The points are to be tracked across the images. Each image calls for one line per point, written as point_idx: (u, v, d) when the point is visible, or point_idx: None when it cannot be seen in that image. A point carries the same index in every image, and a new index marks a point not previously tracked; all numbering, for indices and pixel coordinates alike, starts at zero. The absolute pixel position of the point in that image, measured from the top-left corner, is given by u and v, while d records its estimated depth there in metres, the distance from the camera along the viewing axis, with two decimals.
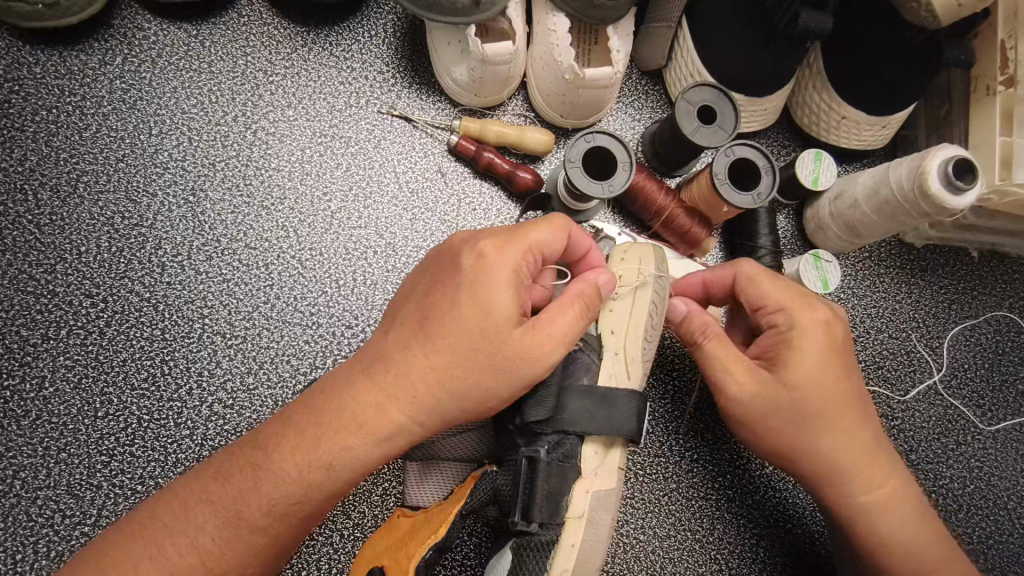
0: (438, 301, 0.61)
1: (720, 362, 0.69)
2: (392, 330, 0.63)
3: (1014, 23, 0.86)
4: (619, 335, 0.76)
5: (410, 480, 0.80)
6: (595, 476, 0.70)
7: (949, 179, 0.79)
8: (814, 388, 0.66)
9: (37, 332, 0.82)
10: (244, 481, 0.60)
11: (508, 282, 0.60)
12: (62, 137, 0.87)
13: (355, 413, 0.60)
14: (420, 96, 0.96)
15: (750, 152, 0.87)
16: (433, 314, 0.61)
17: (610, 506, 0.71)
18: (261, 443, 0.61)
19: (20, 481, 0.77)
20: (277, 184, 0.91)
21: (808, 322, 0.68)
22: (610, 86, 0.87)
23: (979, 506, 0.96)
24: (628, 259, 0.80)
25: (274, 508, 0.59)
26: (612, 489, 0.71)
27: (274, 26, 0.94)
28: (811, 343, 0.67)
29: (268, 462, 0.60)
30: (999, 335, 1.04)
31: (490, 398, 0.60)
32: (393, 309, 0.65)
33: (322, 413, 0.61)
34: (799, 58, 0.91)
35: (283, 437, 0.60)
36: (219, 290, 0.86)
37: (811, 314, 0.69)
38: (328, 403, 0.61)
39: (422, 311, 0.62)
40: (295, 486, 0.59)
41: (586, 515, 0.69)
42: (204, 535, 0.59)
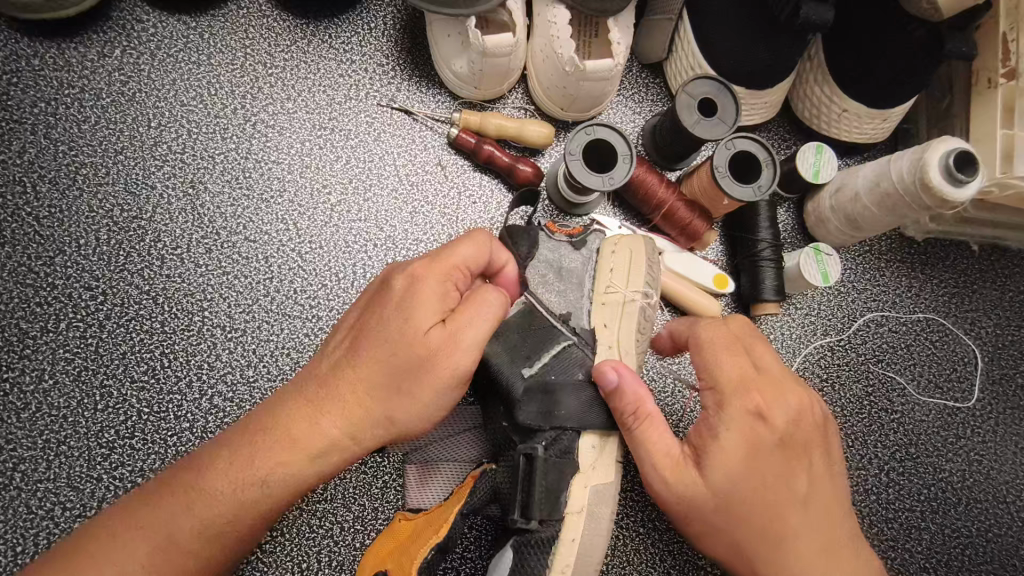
0: (370, 322, 0.64)
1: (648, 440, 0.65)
2: (330, 353, 0.66)
3: (1016, 15, 0.85)
4: (612, 329, 0.76)
5: (411, 484, 0.82)
6: (592, 470, 0.69)
7: (950, 171, 0.79)
8: (732, 475, 0.62)
9: (37, 325, 0.82)
10: (186, 499, 0.60)
11: (438, 299, 0.63)
12: (61, 129, 0.87)
13: (290, 430, 0.62)
14: (420, 88, 0.95)
15: (751, 145, 0.86)
16: (366, 332, 0.64)
17: (610, 499, 0.70)
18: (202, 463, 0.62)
19: (20, 473, 0.77)
20: (277, 176, 0.90)
21: (742, 402, 0.64)
22: (611, 78, 0.87)
23: (979, 499, 0.96)
24: (619, 252, 0.80)
25: (207, 525, 0.60)
26: (609, 483, 0.70)
27: (274, 18, 0.94)
28: (737, 427, 0.63)
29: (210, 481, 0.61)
30: (999, 329, 1.04)
31: (420, 411, 0.63)
32: (331, 334, 0.68)
33: (265, 431, 0.63)
34: (800, 50, 0.91)
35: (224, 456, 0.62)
36: (219, 283, 0.86)
37: (749, 389, 0.64)
38: (262, 424, 0.63)
39: (358, 329, 0.65)
40: (227, 502, 0.60)
41: (585, 511, 0.68)
42: (133, 557, 0.58)
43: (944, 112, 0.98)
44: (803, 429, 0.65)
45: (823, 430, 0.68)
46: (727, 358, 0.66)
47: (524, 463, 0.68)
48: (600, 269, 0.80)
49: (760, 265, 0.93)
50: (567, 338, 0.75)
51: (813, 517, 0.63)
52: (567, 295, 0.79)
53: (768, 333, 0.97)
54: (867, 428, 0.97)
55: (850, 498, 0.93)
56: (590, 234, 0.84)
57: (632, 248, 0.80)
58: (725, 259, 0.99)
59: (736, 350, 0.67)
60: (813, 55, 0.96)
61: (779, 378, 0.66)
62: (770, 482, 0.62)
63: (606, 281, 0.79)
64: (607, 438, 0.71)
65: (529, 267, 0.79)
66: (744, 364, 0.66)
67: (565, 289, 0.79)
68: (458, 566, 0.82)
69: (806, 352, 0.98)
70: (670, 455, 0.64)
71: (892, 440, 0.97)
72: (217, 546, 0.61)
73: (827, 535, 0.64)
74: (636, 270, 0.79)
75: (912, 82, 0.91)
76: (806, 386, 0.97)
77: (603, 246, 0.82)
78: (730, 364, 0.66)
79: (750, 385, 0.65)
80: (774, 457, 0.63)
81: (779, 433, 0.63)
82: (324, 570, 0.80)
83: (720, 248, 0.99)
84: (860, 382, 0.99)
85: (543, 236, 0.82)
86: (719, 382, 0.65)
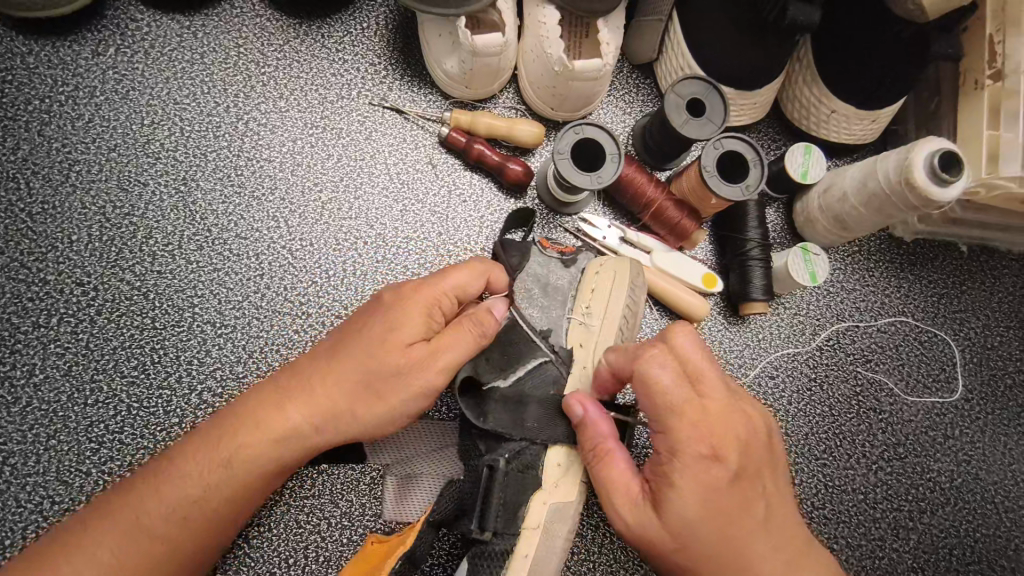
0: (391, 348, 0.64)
1: (611, 489, 0.65)
2: (363, 381, 0.64)
3: (1003, 17, 0.86)
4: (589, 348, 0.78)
5: (390, 499, 0.82)
6: (554, 487, 0.70)
7: (935, 171, 0.80)
8: (689, 520, 0.61)
9: (27, 320, 0.82)
10: (176, 470, 0.64)
11: (459, 356, 0.65)
12: (54, 127, 0.88)
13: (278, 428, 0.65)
14: (412, 88, 0.96)
15: (740, 144, 0.87)
16: (379, 364, 0.64)
17: (568, 519, 0.69)
18: (217, 462, 0.64)
19: (9, 467, 0.78)
20: (268, 174, 0.91)
21: (695, 446, 0.62)
22: (600, 78, 0.88)
23: (966, 500, 0.97)
24: (602, 273, 0.81)
25: (179, 509, 0.63)
26: (570, 501, 0.70)
27: (266, 17, 0.95)
28: (687, 470, 0.62)
29: (224, 482, 0.64)
30: (988, 330, 1.04)
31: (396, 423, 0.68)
32: (341, 342, 0.67)
33: (248, 419, 0.66)
34: (788, 50, 0.91)
35: (239, 451, 0.64)
36: (209, 279, 0.87)
37: (702, 431, 0.63)
38: (254, 416, 0.66)
39: (371, 353, 0.64)
40: (207, 484, 0.64)
41: (542, 527, 0.67)
42: (113, 543, 0.61)
43: (932, 113, 0.99)
44: (752, 458, 0.65)
45: (775, 446, 0.68)
46: (678, 401, 0.64)
47: (486, 473, 0.68)
48: (583, 288, 0.82)
49: (748, 264, 0.94)
50: (545, 355, 0.77)
51: (772, 540, 0.64)
52: (550, 312, 0.81)
53: (756, 333, 0.98)
54: (855, 428, 0.97)
55: (838, 497, 0.94)
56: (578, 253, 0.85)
57: (616, 271, 0.80)
58: (715, 259, 0.99)
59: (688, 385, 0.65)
60: (802, 57, 0.96)
61: (728, 408, 0.65)
62: (728, 519, 0.62)
63: (586, 303, 0.80)
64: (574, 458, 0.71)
65: (518, 279, 0.81)
66: (693, 403, 0.64)
67: (549, 305, 0.81)
68: (444, 562, 0.82)
69: (794, 351, 0.98)
70: (628, 504, 0.64)
71: (880, 440, 0.97)
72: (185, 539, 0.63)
73: (792, 559, 0.64)
74: (616, 292, 0.79)
75: (898, 84, 0.91)
76: (794, 385, 0.97)
77: (589, 267, 0.83)
78: (681, 408, 0.63)
79: (702, 426, 0.63)
80: (729, 494, 0.62)
81: (733, 467, 0.63)
82: (310, 565, 0.81)
83: (708, 247, 1.00)
84: (848, 381, 0.99)
85: (536, 249, 0.83)
86: (667, 424, 0.64)
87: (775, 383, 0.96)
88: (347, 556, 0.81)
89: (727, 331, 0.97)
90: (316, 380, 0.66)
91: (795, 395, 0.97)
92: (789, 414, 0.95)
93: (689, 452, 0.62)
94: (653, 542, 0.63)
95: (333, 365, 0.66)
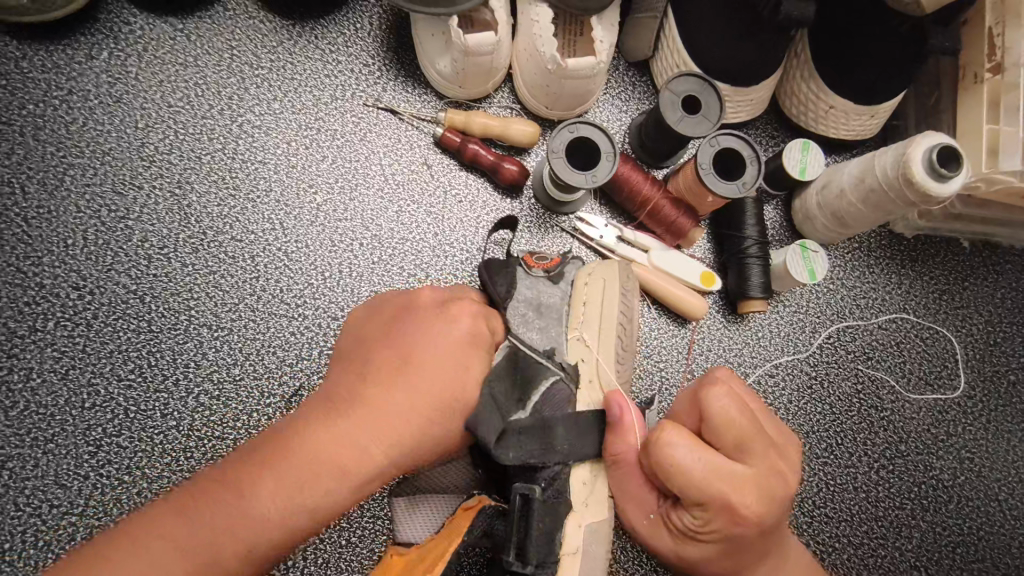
0: (455, 391, 0.63)
1: (626, 495, 0.72)
2: (426, 418, 0.61)
3: (1001, 9, 0.85)
4: (590, 364, 0.77)
5: (400, 517, 0.79)
6: (585, 508, 0.69)
7: (933, 167, 0.79)
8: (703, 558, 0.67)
9: (24, 324, 0.82)
10: (259, 481, 0.55)
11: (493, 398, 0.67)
12: (49, 131, 0.88)
13: (347, 448, 0.58)
14: (406, 88, 0.96)
15: (736, 142, 0.86)
16: (444, 407, 0.62)
17: (602, 538, 0.70)
18: (315, 488, 0.56)
19: (7, 471, 0.78)
20: (263, 176, 0.91)
21: (725, 520, 0.64)
22: (594, 77, 0.87)
23: (970, 497, 0.96)
24: (592, 283, 0.82)
25: (256, 528, 0.54)
26: (602, 520, 0.70)
27: (260, 19, 0.95)
28: (716, 532, 0.65)
29: (316, 512, 0.56)
30: (990, 326, 1.03)
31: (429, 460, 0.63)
32: (412, 363, 0.63)
33: (325, 430, 0.58)
34: (783, 47, 0.90)
35: (319, 469, 0.56)
36: (204, 282, 0.87)
37: (723, 499, 0.63)
38: (330, 428, 0.58)
39: (441, 396, 0.62)
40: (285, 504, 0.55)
41: (580, 551, 0.68)
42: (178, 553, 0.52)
43: (931, 108, 0.97)
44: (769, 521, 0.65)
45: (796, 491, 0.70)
46: (705, 476, 0.64)
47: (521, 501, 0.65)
48: (575, 302, 0.82)
49: (746, 262, 0.93)
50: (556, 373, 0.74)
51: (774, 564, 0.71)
52: (549, 331, 0.79)
53: (756, 331, 0.97)
54: (857, 427, 0.96)
55: (839, 496, 0.93)
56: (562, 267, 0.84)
57: (605, 277, 0.82)
58: (712, 257, 0.99)
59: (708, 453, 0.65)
60: (798, 53, 0.96)
61: (752, 473, 0.65)
62: (741, 558, 0.68)
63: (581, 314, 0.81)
64: (597, 476, 0.72)
65: (511, 307, 0.78)
66: (725, 476, 0.64)
67: (547, 325, 0.79)
68: None
69: (795, 348, 0.97)
70: (640, 513, 0.71)
71: (881, 438, 0.96)
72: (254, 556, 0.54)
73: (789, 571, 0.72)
74: (609, 298, 0.80)
75: (897, 78, 0.91)
76: (794, 384, 0.96)
77: (577, 278, 0.83)
78: (700, 481, 0.63)
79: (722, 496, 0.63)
80: (749, 544, 0.66)
81: (759, 528, 0.65)
82: (307, 567, 0.80)
83: (706, 246, 0.99)
84: (849, 379, 0.98)
85: (522, 272, 0.80)
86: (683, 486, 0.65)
87: (775, 382, 0.96)
88: (345, 558, 0.81)
89: (726, 330, 0.97)
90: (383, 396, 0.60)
91: (795, 393, 0.96)
92: (789, 412, 0.95)
93: (718, 523, 0.64)
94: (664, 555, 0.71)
95: (422, 405, 0.61)
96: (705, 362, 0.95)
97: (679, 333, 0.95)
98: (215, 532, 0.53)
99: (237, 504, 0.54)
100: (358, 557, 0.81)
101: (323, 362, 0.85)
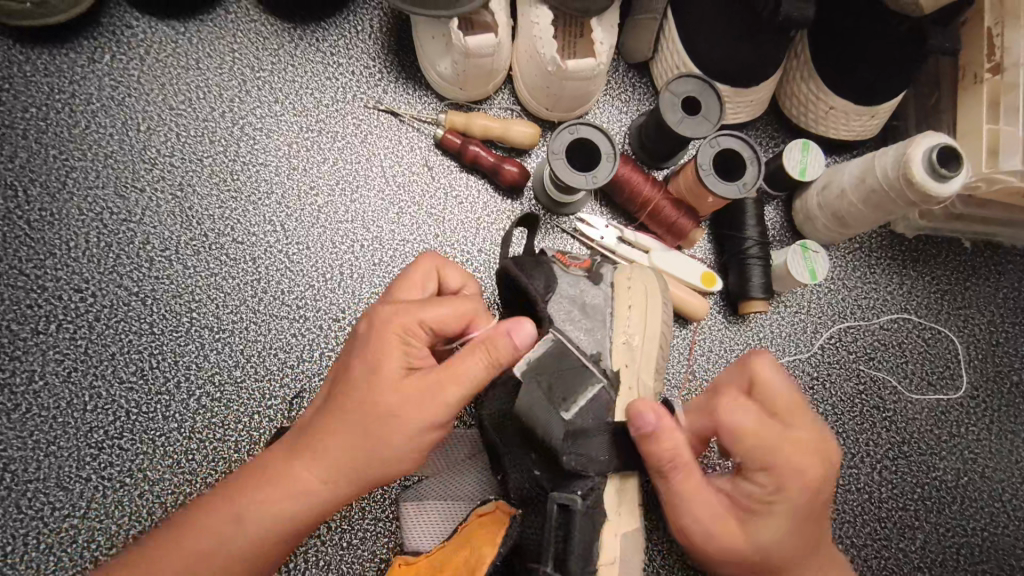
0: (411, 394, 0.60)
1: (683, 496, 0.65)
2: (389, 423, 0.60)
3: (1001, 9, 0.85)
4: (632, 370, 0.76)
5: (408, 524, 0.79)
6: (618, 518, 0.70)
7: (934, 167, 0.79)
8: (780, 540, 0.63)
9: (27, 327, 0.83)
10: (258, 490, 0.61)
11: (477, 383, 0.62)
12: (52, 135, 0.88)
13: (326, 461, 0.61)
14: (407, 90, 0.96)
15: (736, 142, 0.86)
16: (405, 411, 0.60)
17: (634, 547, 0.71)
18: (303, 497, 0.61)
19: (10, 474, 0.78)
20: (265, 178, 0.91)
21: (798, 479, 0.62)
22: (594, 78, 0.87)
23: (972, 498, 0.95)
24: (635, 288, 0.80)
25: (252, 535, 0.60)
26: (635, 529, 0.71)
27: (261, 23, 0.95)
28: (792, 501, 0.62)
29: (311, 517, 0.61)
30: (993, 326, 1.03)
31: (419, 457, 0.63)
32: (369, 373, 0.62)
33: (305, 443, 0.62)
34: (783, 47, 0.90)
35: (303, 480, 0.61)
36: (206, 284, 0.87)
37: (790, 462, 0.62)
38: (310, 442, 0.62)
39: (397, 402, 0.60)
40: (277, 513, 0.60)
41: (617, 561, 0.69)
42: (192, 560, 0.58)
43: (932, 108, 0.97)
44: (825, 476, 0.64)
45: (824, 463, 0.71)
46: (774, 437, 0.63)
47: (557, 512, 0.67)
48: (618, 306, 0.79)
49: (747, 263, 0.93)
50: (598, 380, 0.72)
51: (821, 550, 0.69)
52: (594, 333, 0.77)
53: (758, 332, 0.97)
54: (858, 428, 0.96)
55: (841, 497, 0.93)
56: (600, 267, 0.82)
57: (649, 287, 0.81)
58: (714, 258, 0.99)
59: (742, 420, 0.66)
60: (799, 54, 0.96)
61: (811, 436, 0.65)
62: (807, 536, 0.65)
63: (628, 320, 0.78)
64: (627, 482, 0.72)
65: (554, 302, 0.76)
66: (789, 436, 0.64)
67: (592, 326, 0.77)
68: None
69: (797, 349, 0.97)
70: (704, 513, 0.64)
71: (883, 438, 0.96)
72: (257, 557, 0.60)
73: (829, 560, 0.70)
74: (652, 309, 0.80)
75: (896, 78, 0.91)
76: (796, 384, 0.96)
77: (618, 280, 0.81)
78: (770, 441, 0.63)
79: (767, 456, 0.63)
80: (814, 514, 0.64)
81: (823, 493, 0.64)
82: (310, 569, 0.80)
83: (708, 247, 0.99)
84: (851, 380, 0.98)
85: (559, 270, 0.79)
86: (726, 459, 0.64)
87: None
88: (348, 560, 0.81)
89: (728, 330, 0.97)
90: (349, 408, 0.61)
91: None
92: None
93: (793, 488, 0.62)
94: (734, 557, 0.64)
95: (382, 411, 0.60)
96: (707, 362, 0.95)
97: (680, 334, 0.95)
98: (217, 542, 0.59)
99: (234, 511, 0.60)
100: (360, 559, 0.81)
101: (325, 364, 0.85)
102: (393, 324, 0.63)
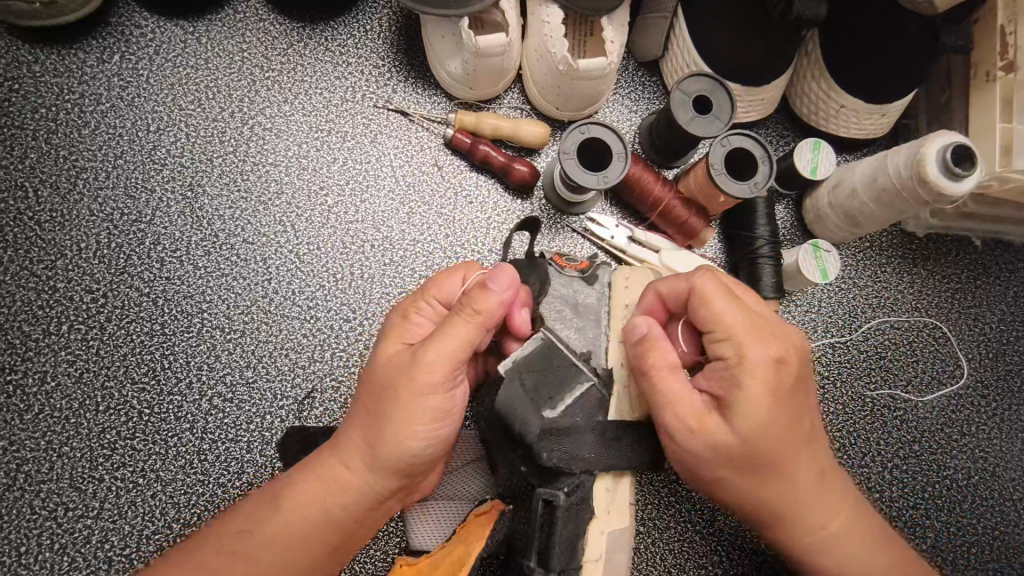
0: (400, 363, 0.62)
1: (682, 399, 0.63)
2: (386, 393, 0.61)
3: (1014, 7, 0.85)
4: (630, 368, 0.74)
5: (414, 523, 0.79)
6: (608, 515, 0.69)
7: (948, 166, 0.79)
8: (761, 425, 0.60)
9: (38, 328, 0.83)
10: (292, 486, 0.62)
11: (458, 339, 0.61)
12: (61, 135, 0.88)
13: (345, 445, 0.62)
14: (416, 89, 0.96)
15: (747, 142, 0.86)
16: (395, 377, 0.61)
17: (625, 544, 0.69)
18: (332, 482, 0.62)
19: (23, 475, 0.78)
20: (275, 179, 0.91)
21: (761, 352, 0.61)
22: (604, 77, 0.87)
23: (984, 497, 0.95)
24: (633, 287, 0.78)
25: (291, 525, 0.60)
26: (624, 527, 0.69)
27: (270, 22, 0.95)
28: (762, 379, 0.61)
29: (347, 504, 0.61)
30: (1003, 325, 1.03)
31: (436, 429, 0.61)
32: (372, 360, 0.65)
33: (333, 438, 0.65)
34: (795, 45, 0.90)
35: (326, 469, 0.62)
36: (217, 284, 0.87)
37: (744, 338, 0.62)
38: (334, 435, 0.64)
39: (388, 371, 0.62)
40: (310, 505, 0.61)
41: (604, 558, 0.67)
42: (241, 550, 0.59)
43: (943, 106, 0.97)
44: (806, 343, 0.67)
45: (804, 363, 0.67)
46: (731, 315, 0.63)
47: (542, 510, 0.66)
48: (613, 305, 0.78)
49: (758, 262, 0.92)
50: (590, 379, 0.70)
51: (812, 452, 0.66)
52: (585, 332, 0.77)
53: None
54: (869, 427, 0.96)
55: None
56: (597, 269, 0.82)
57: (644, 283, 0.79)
58: (724, 257, 0.99)
59: (734, 328, 0.62)
60: (809, 53, 0.95)
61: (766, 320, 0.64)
62: (792, 424, 0.62)
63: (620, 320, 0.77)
64: (620, 482, 0.71)
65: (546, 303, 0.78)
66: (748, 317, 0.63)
67: (584, 325, 0.77)
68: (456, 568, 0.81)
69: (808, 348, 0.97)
70: (705, 417, 0.62)
71: (894, 438, 0.96)
72: (300, 547, 0.60)
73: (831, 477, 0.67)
74: None
75: (908, 77, 0.90)
76: None
77: (615, 279, 0.80)
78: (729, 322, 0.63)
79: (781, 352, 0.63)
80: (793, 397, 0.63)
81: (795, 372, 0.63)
82: None
83: (718, 246, 0.99)
84: (862, 379, 0.98)
85: (554, 271, 0.81)
86: (766, 387, 0.61)
87: None
88: (359, 560, 0.81)
89: None
90: (361, 396, 0.64)
91: None
92: None
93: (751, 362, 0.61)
94: (749, 451, 0.61)
95: (381, 386, 0.62)
96: None
97: None
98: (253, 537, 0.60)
99: (270, 506, 0.61)
100: (371, 560, 0.81)
101: (336, 364, 0.85)
102: (393, 315, 0.67)
